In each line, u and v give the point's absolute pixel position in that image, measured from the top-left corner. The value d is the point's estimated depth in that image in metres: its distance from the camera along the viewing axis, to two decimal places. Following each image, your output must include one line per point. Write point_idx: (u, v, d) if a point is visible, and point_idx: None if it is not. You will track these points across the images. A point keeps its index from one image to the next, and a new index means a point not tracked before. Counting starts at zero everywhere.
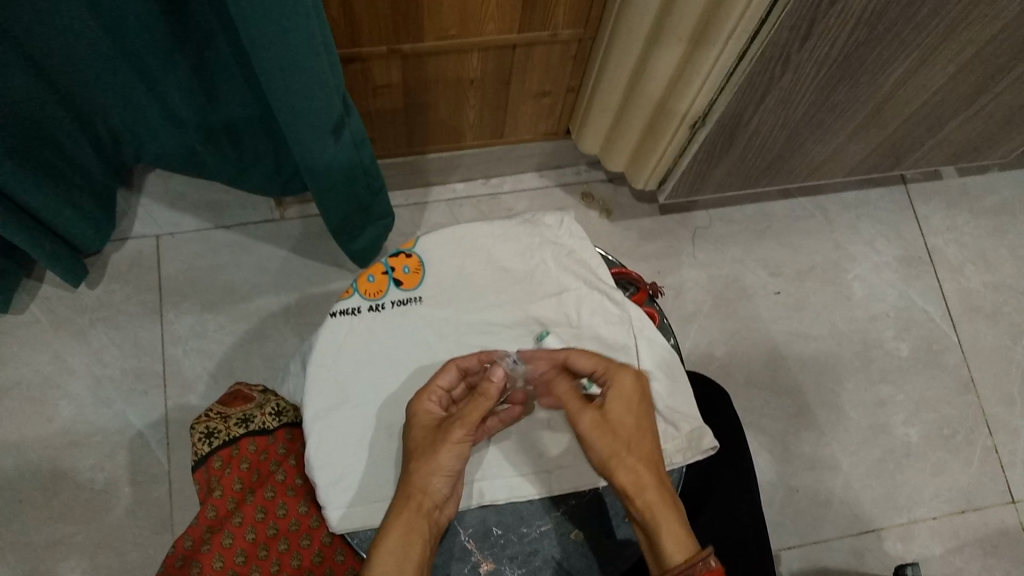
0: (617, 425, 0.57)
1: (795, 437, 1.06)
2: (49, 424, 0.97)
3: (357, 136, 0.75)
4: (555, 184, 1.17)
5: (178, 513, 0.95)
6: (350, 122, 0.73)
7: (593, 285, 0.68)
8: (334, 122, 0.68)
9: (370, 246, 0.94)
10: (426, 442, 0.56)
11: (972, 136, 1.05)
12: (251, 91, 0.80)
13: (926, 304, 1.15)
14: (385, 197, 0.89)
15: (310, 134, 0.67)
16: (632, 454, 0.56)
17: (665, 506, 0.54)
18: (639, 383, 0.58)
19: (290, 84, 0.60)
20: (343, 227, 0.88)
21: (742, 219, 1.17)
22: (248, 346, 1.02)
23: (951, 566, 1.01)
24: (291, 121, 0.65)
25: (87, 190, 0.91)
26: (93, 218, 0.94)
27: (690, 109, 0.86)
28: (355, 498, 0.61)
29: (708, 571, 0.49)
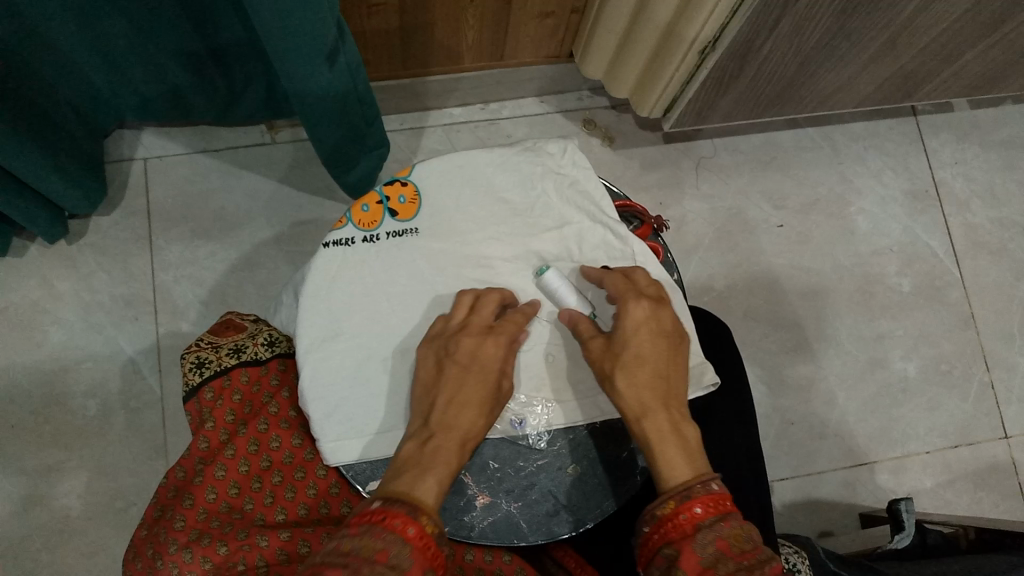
0: (617, 351, 0.56)
1: (791, 370, 1.06)
2: (40, 350, 0.96)
3: (351, 62, 0.71)
4: (556, 110, 1.13)
5: (172, 440, 0.95)
6: (344, 47, 0.69)
7: (595, 218, 0.66)
8: (328, 47, 0.64)
9: (364, 179, 0.92)
10: (489, 388, 0.55)
11: (989, 67, 1.01)
12: (239, 17, 0.75)
13: (930, 240, 1.13)
14: (379, 124, 0.86)
15: (303, 61, 0.63)
16: (627, 378, 0.55)
17: (665, 428, 0.54)
18: (643, 312, 0.57)
19: (282, 10, 0.56)
20: (337, 158, 0.85)
21: (748, 148, 1.14)
22: (239, 274, 1.01)
23: (941, 499, 1.02)
24: (283, 50, 0.61)
25: (75, 156, 0.87)
26: (84, 182, 0.90)
27: (700, 34, 0.82)
28: (349, 431, 0.60)
29: (707, 494, 0.50)
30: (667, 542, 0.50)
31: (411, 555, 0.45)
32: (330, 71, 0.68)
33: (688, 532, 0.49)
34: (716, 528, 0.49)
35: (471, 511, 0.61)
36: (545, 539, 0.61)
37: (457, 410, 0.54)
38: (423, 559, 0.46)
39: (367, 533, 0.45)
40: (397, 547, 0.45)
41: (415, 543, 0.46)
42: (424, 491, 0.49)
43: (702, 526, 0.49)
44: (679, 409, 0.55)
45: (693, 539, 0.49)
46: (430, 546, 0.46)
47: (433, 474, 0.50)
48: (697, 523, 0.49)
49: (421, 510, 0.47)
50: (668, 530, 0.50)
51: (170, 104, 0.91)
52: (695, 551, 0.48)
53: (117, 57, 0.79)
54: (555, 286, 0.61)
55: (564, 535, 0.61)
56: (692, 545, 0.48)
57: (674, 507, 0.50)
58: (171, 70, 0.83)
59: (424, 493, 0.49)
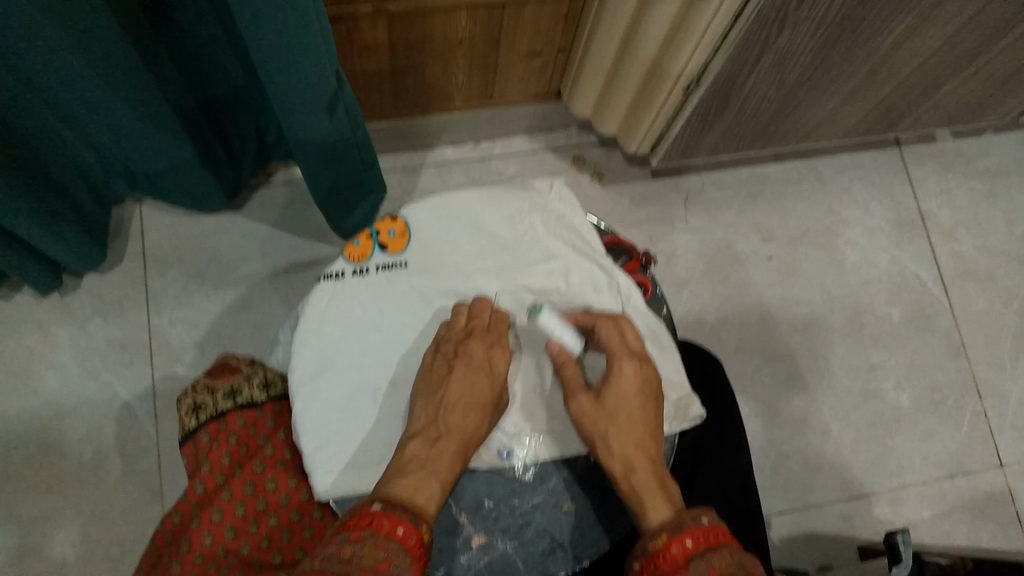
0: (613, 408, 0.58)
1: (785, 402, 1.06)
2: (35, 396, 0.96)
3: (351, 109, 0.73)
4: (546, 149, 1.14)
5: (168, 483, 0.95)
6: (343, 96, 0.70)
7: (582, 252, 0.67)
8: (327, 97, 0.66)
9: (362, 223, 0.92)
10: (490, 395, 0.59)
11: (968, 98, 1.04)
12: (238, 61, 0.78)
13: (918, 269, 1.15)
14: (377, 169, 0.87)
15: (303, 109, 0.65)
16: (620, 437, 0.57)
17: (653, 481, 0.55)
18: (632, 371, 0.59)
19: (283, 60, 0.58)
20: (336, 206, 0.86)
21: (734, 182, 1.16)
22: (235, 315, 1.01)
23: (939, 529, 1.02)
24: (283, 96, 0.63)
25: (77, 221, 0.89)
26: (84, 245, 0.91)
27: (684, 70, 0.84)
28: (341, 464, 0.60)
29: (697, 527, 0.50)
30: None
31: (410, 564, 0.47)
32: (330, 120, 0.69)
33: (680, 565, 0.49)
34: (708, 557, 0.48)
35: (467, 552, 0.61)
36: None
37: (465, 409, 0.58)
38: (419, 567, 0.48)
39: (375, 544, 0.47)
40: (399, 558, 0.47)
41: (414, 554, 0.48)
42: (425, 500, 0.52)
43: (692, 557, 0.49)
44: (661, 467, 0.57)
45: (687, 569, 0.48)
46: (424, 556, 0.49)
47: (438, 481, 0.54)
48: (688, 556, 0.49)
49: (421, 518, 0.50)
50: (660, 564, 0.49)
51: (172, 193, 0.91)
52: None
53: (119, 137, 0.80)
54: (551, 327, 0.61)
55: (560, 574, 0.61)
56: None
57: (665, 540, 0.50)
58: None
59: (426, 502, 0.52)
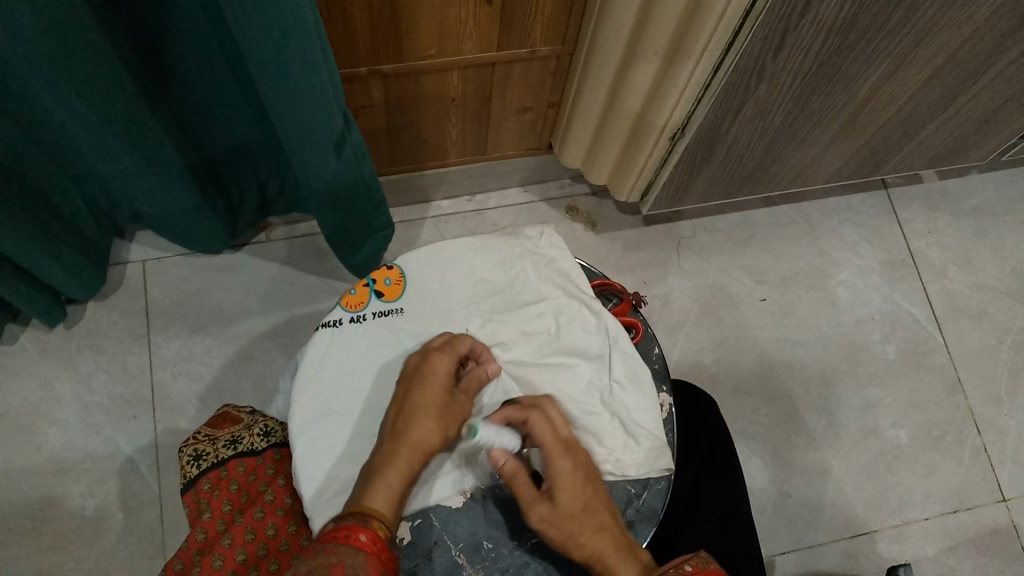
0: (568, 509, 0.57)
1: (785, 442, 1.06)
2: (38, 452, 0.96)
3: (359, 149, 0.76)
4: (539, 199, 1.17)
5: (169, 537, 0.95)
6: (350, 137, 0.73)
7: (572, 295, 0.69)
8: (335, 138, 0.69)
9: (371, 258, 0.94)
10: (438, 401, 0.60)
11: (949, 139, 1.07)
12: (252, 111, 0.80)
13: (910, 307, 1.16)
14: (385, 208, 0.89)
15: (311, 150, 0.68)
16: (586, 531, 0.56)
17: (622, 554, 0.56)
18: (570, 464, 0.58)
19: (293, 101, 0.61)
20: (342, 240, 0.88)
21: (726, 227, 1.18)
22: (236, 368, 1.02)
23: (945, 566, 1.01)
24: (294, 138, 0.66)
25: (76, 246, 0.91)
26: (83, 273, 0.93)
27: (669, 121, 0.88)
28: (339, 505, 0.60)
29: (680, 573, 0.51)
30: None
31: (366, 562, 0.49)
32: (338, 160, 0.72)
33: None
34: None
35: None
36: None
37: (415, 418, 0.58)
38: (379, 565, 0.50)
39: (325, 553, 0.48)
40: (353, 558, 0.49)
41: (367, 551, 0.50)
42: (377, 502, 0.55)
43: None
44: (626, 536, 0.58)
45: None
46: (381, 551, 0.51)
47: (388, 484, 0.56)
48: None
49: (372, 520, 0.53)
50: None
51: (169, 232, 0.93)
52: None
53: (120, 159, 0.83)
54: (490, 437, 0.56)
55: None
56: None
57: None
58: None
59: (376, 504, 0.55)
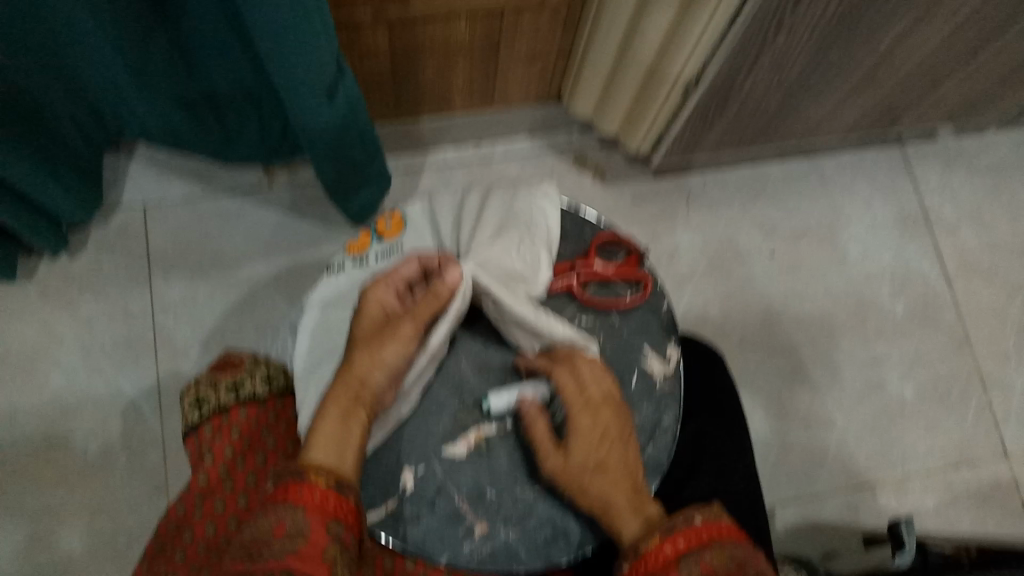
0: (580, 463, 0.57)
1: (789, 396, 1.06)
2: (42, 393, 0.96)
3: (354, 99, 0.73)
4: (547, 148, 1.15)
5: (172, 479, 0.95)
6: (345, 82, 0.71)
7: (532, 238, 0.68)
8: (328, 83, 0.66)
9: (367, 208, 0.93)
10: (368, 326, 0.61)
11: (970, 94, 1.04)
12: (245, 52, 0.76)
13: (921, 263, 1.15)
14: (381, 159, 0.87)
15: (302, 95, 0.66)
16: (595, 487, 0.56)
17: (632, 509, 0.55)
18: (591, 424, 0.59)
19: (281, 43, 0.59)
20: (339, 188, 0.86)
21: (736, 179, 1.16)
22: (238, 313, 1.02)
23: (946, 520, 1.01)
24: (284, 81, 0.64)
25: (75, 167, 0.90)
26: (83, 194, 0.93)
27: (682, 71, 0.85)
28: None
29: (689, 527, 0.51)
30: None
31: (307, 517, 0.48)
32: (329, 106, 0.70)
33: (669, 563, 0.49)
34: (698, 554, 0.49)
35: (469, 540, 0.61)
36: (544, 565, 0.61)
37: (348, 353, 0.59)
38: (322, 513, 0.49)
39: (264, 516, 0.48)
40: (292, 515, 0.48)
41: (306, 503, 0.49)
42: (319, 454, 0.53)
43: (685, 556, 0.49)
44: (641, 494, 0.56)
45: (677, 568, 0.49)
46: (323, 498, 0.50)
47: (324, 433, 0.54)
48: (679, 555, 0.50)
49: (304, 470, 0.51)
50: (649, 561, 0.50)
51: (167, 137, 0.93)
52: None
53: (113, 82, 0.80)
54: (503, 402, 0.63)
55: (564, 561, 0.61)
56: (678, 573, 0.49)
57: (657, 542, 0.51)
58: (168, 107, 0.85)
59: (318, 454, 0.53)
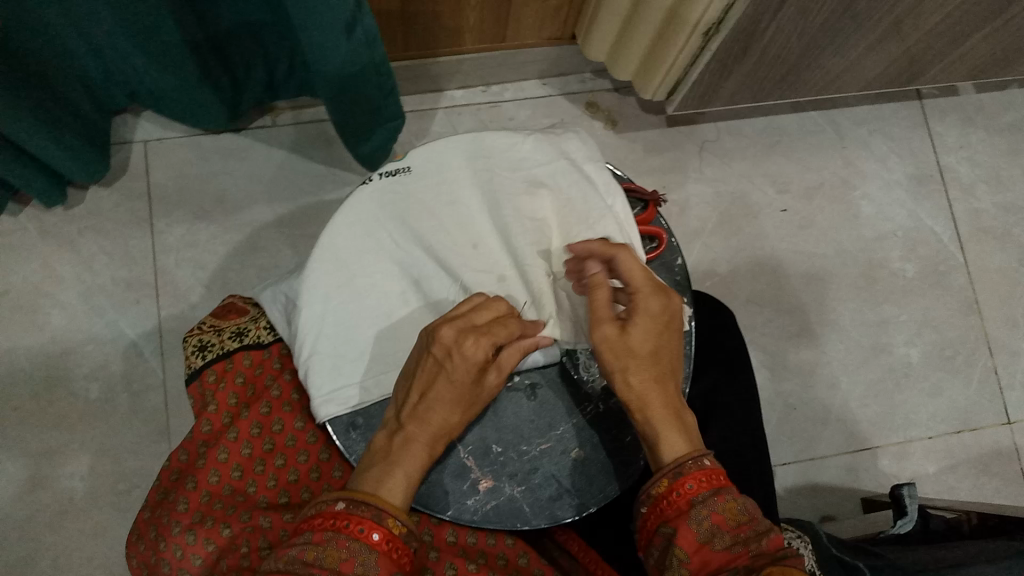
0: (633, 348, 0.54)
1: (793, 356, 1.05)
2: (42, 333, 0.95)
3: (372, 35, 0.70)
4: (559, 93, 1.12)
5: (175, 422, 0.95)
6: (364, 19, 0.67)
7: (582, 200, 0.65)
8: (347, 18, 0.63)
9: (382, 148, 0.90)
10: (466, 382, 0.53)
11: (996, 50, 1.00)
12: None
13: (935, 225, 1.13)
14: (398, 97, 0.84)
15: (320, 28, 0.63)
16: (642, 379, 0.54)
17: (671, 422, 0.54)
18: (657, 307, 0.55)
19: None
20: (351, 128, 0.84)
21: (751, 132, 1.13)
22: (241, 257, 1.00)
23: (943, 484, 1.02)
24: (303, 13, 0.61)
25: (78, 129, 0.87)
26: (87, 154, 0.90)
27: (704, 17, 0.82)
28: (332, 384, 0.61)
29: (699, 470, 0.51)
30: (664, 521, 0.51)
31: (377, 563, 0.47)
32: (347, 43, 0.67)
33: (683, 510, 0.50)
34: (709, 503, 0.50)
35: (474, 495, 0.61)
36: (548, 522, 0.61)
37: (432, 403, 0.53)
38: (389, 563, 0.48)
39: (333, 542, 0.47)
40: (363, 556, 0.47)
41: (380, 549, 0.48)
42: (392, 492, 0.51)
43: (695, 502, 0.50)
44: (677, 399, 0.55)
45: (689, 516, 0.50)
46: (396, 548, 0.49)
47: (403, 469, 0.52)
48: (691, 500, 0.50)
49: (387, 513, 0.49)
50: (665, 509, 0.51)
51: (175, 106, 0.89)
52: (690, 528, 0.49)
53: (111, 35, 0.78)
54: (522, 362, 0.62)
55: (567, 519, 0.61)
56: (688, 522, 0.50)
57: (667, 485, 0.51)
58: (174, 77, 0.81)
59: (391, 494, 0.51)
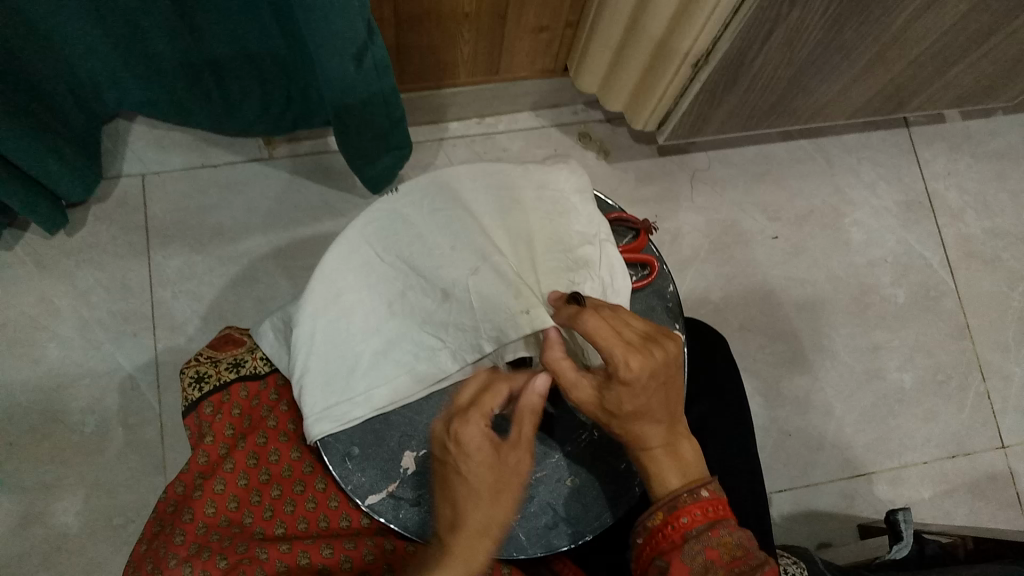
0: (619, 407, 0.53)
1: (787, 382, 1.06)
2: (38, 365, 0.96)
3: (383, 66, 0.71)
4: (552, 125, 1.13)
5: (170, 454, 0.95)
6: (375, 48, 0.69)
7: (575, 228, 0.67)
8: (358, 46, 0.65)
9: (386, 173, 0.91)
10: (485, 472, 0.52)
11: (980, 78, 1.03)
12: (280, 24, 0.75)
13: (924, 251, 1.14)
14: (407, 126, 0.85)
15: (331, 55, 0.64)
16: (637, 428, 0.55)
17: (668, 457, 0.55)
18: (638, 369, 0.52)
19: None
20: (357, 152, 0.85)
21: (741, 161, 1.14)
22: (238, 288, 1.01)
23: (940, 509, 1.02)
24: (321, 42, 0.63)
25: (70, 142, 0.88)
26: (79, 165, 0.91)
27: (693, 47, 0.83)
28: (326, 409, 0.62)
29: (695, 502, 0.53)
30: (659, 553, 0.53)
31: None
32: (357, 72, 0.68)
33: (676, 543, 0.52)
34: (704, 537, 0.51)
35: None
36: (544, 551, 0.61)
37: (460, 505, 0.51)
38: None
39: None
40: None
41: None
42: None
43: (689, 535, 0.52)
44: (679, 429, 0.57)
45: (682, 549, 0.51)
46: None
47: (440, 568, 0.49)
48: (685, 533, 0.52)
49: None
50: (659, 540, 0.53)
51: (168, 107, 0.91)
52: (684, 561, 0.51)
53: (113, 49, 0.79)
54: None
55: (563, 547, 0.61)
56: (681, 554, 0.51)
57: (662, 518, 0.53)
58: (169, 72, 0.83)
59: None
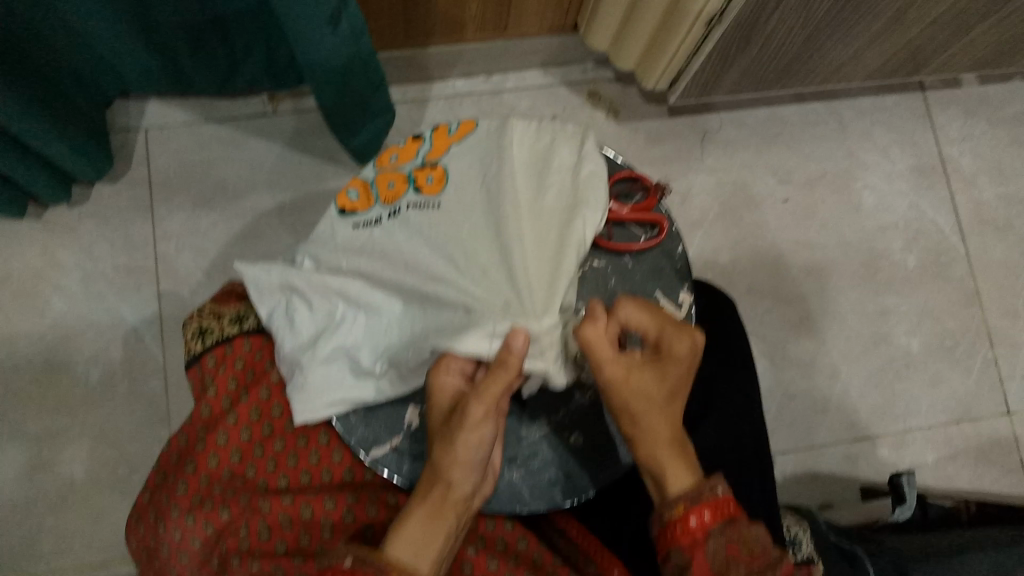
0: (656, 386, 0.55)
1: (794, 346, 1.05)
2: (42, 319, 0.96)
3: (357, 28, 0.69)
4: (560, 83, 1.11)
5: (174, 407, 0.95)
6: (349, 10, 0.67)
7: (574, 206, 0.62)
8: (332, 9, 0.63)
9: (370, 142, 0.90)
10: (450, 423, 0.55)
11: (1000, 42, 1.00)
12: None
13: (936, 216, 1.13)
14: (386, 91, 0.84)
15: (307, 19, 0.63)
16: (661, 420, 0.55)
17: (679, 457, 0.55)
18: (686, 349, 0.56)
19: None
20: (341, 119, 0.83)
21: (753, 122, 1.12)
22: (242, 243, 1.00)
23: (942, 473, 1.02)
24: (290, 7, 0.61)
25: (81, 125, 0.86)
26: (91, 149, 0.89)
27: (706, 7, 0.81)
28: (309, 395, 0.61)
29: (711, 501, 0.52)
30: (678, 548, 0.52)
31: None
32: (333, 35, 0.66)
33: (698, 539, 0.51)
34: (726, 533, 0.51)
35: None
36: (547, 507, 0.61)
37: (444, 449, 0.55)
38: None
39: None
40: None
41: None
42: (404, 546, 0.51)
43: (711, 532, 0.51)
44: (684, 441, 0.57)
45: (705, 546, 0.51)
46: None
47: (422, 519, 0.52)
48: (707, 530, 0.51)
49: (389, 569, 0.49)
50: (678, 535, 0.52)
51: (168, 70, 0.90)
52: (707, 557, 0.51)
53: (119, 18, 0.77)
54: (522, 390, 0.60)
55: (565, 503, 0.61)
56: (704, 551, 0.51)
57: (682, 511, 0.52)
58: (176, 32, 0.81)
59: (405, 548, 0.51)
